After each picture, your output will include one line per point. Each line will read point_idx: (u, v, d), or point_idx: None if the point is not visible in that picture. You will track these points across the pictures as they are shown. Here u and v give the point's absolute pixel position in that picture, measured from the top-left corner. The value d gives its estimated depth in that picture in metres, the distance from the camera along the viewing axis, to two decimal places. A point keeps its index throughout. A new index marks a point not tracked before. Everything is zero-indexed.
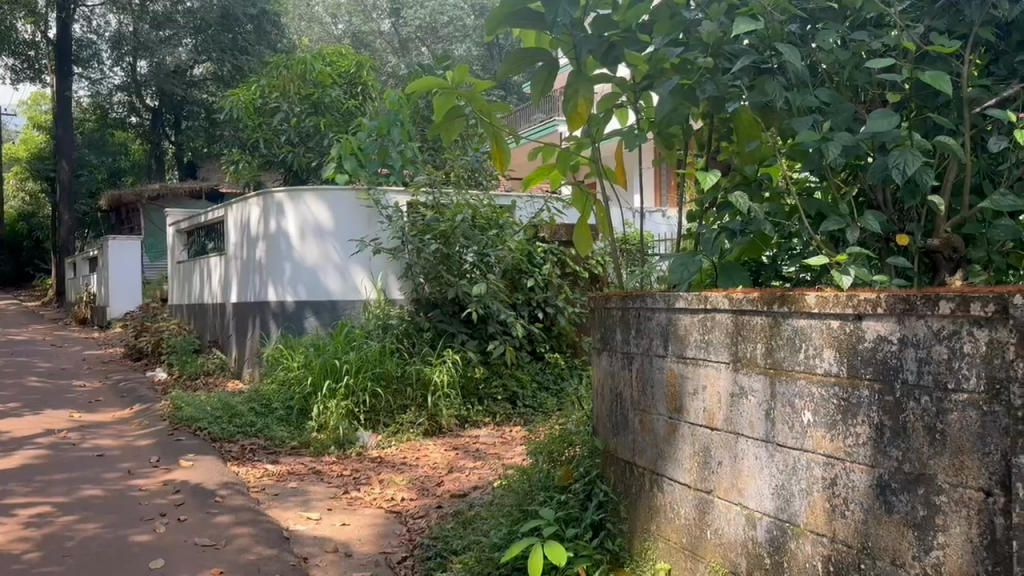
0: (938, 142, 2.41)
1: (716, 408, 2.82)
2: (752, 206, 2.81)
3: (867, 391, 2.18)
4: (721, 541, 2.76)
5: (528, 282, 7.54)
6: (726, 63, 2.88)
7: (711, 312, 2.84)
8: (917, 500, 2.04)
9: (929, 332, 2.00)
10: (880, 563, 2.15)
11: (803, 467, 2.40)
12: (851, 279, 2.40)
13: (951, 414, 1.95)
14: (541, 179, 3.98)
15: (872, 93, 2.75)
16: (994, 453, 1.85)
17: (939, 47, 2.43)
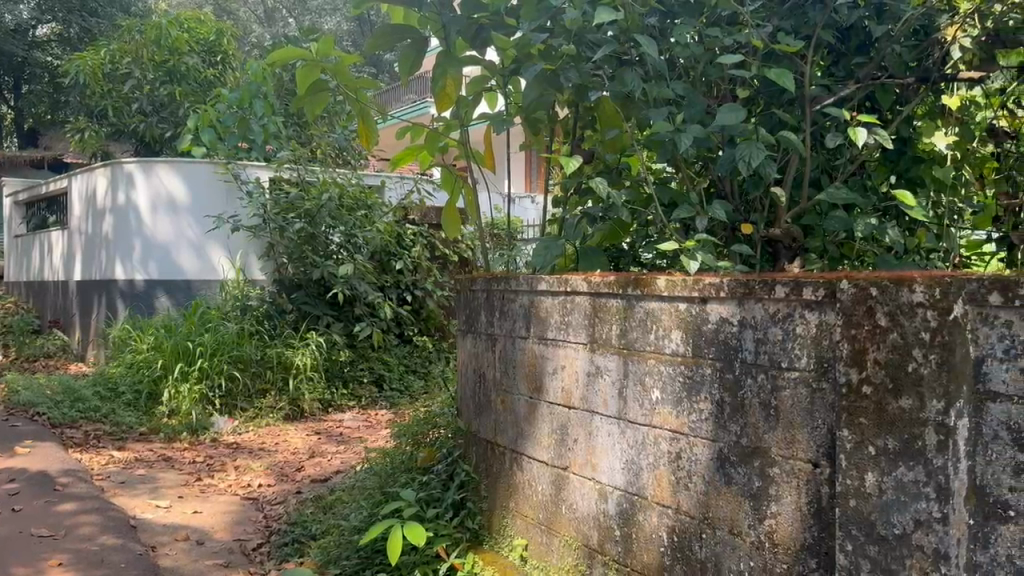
0: (781, 137, 2.55)
1: (573, 386, 2.89)
2: (611, 192, 2.91)
3: (709, 369, 2.31)
4: (575, 516, 2.85)
5: (396, 264, 7.45)
6: (587, 52, 2.93)
7: (570, 295, 2.90)
8: (753, 472, 2.17)
9: (766, 315, 2.13)
10: (719, 532, 2.27)
11: (651, 442, 2.51)
12: (698, 263, 2.51)
13: (784, 391, 2.09)
14: (409, 159, 3.93)
15: (723, 89, 2.87)
16: (820, 427, 1.99)
17: (784, 47, 2.56)
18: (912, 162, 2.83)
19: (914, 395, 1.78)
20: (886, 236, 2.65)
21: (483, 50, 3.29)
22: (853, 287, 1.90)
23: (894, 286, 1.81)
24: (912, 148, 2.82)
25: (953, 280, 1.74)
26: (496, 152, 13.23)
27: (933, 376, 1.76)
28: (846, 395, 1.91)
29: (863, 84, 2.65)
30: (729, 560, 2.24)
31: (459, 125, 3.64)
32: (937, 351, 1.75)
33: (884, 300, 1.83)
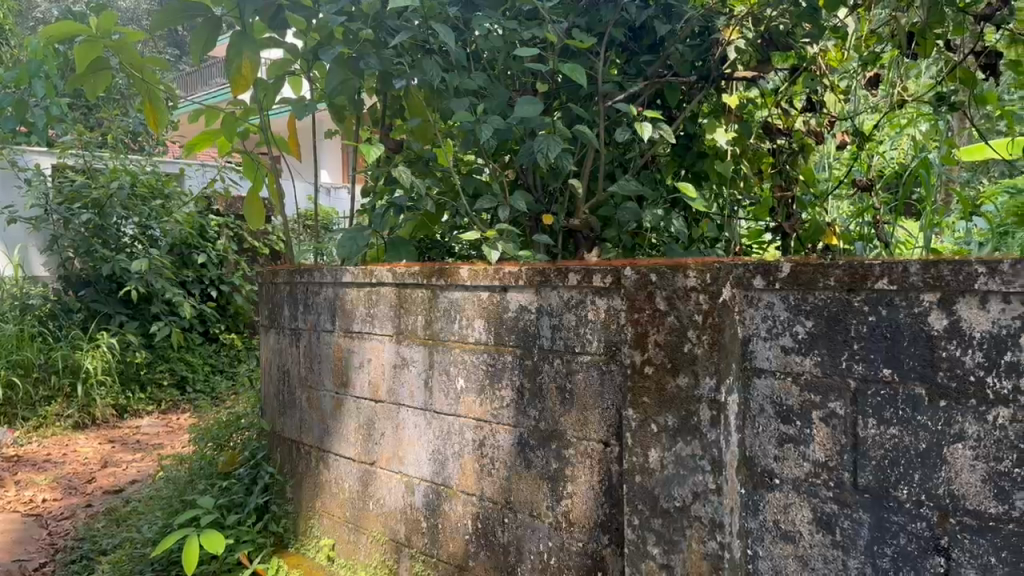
0: (576, 130, 2.60)
1: (379, 379, 2.85)
2: (415, 182, 2.75)
3: (511, 356, 2.34)
4: (382, 511, 2.81)
5: (199, 258, 7.14)
6: (386, 37, 2.84)
7: (375, 286, 2.85)
8: (550, 455, 2.23)
9: (560, 302, 2.20)
10: (520, 515, 2.32)
11: (456, 431, 2.51)
12: (499, 253, 2.49)
13: (577, 374, 2.16)
14: (206, 144, 3.71)
15: (522, 82, 2.89)
16: (610, 408, 2.08)
17: (578, 42, 2.59)
18: (696, 158, 3.01)
19: (690, 373, 1.88)
20: (671, 226, 2.80)
21: (282, 32, 3.15)
22: (635, 273, 1.99)
23: (670, 272, 1.91)
24: (697, 143, 2.99)
25: (721, 264, 1.85)
26: (305, 141, 12.93)
27: (705, 355, 1.85)
28: (631, 375, 2.01)
29: (651, 81, 2.75)
30: (530, 542, 2.29)
31: (259, 110, 3.47)
32: (708, 333, 1.85)
33: (662, 285, 1.93)
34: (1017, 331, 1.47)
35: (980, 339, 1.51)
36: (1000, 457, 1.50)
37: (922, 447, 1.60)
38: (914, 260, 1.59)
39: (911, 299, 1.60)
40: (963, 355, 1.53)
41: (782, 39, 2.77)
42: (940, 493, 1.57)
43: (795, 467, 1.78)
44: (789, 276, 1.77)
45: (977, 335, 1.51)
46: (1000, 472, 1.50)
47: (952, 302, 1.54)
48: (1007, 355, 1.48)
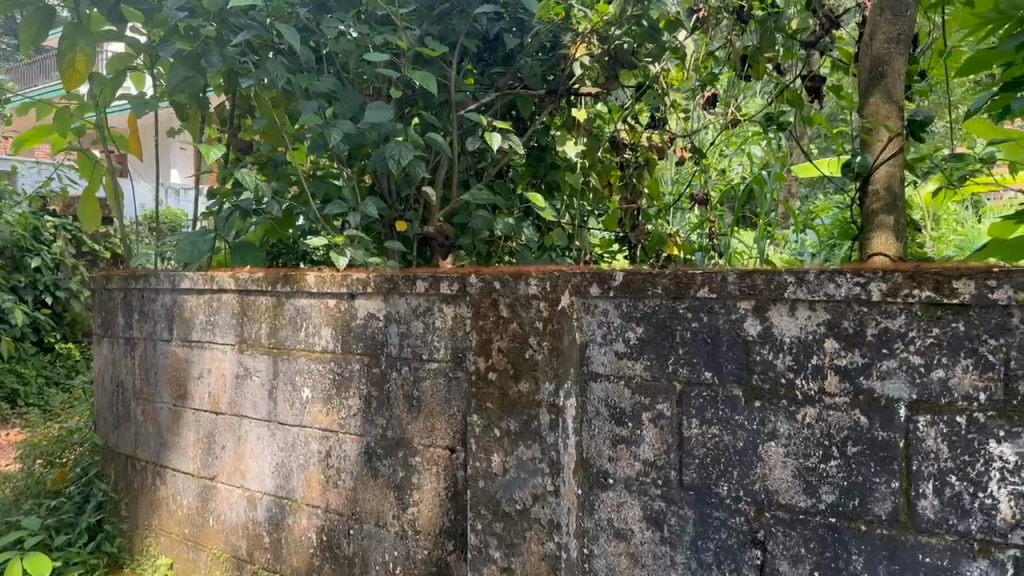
0: (429, 139, 2.55)
1: (220, 390, 2.75)
2: (259, 186, 2.65)
3: (358, 364, 2.32)
4: (223, 527, 2.71)
5: (33, 262, 6.67)
6: (230, 35, 2.72)
7: (217, 293, 2.75)
8: (397, 463, 2.22)
9: (408, 309, 2.19)
10: (366, 526, 2.29)
11: (301, 443, 2.46)
12: (347, 258, 2.46)
13: (425, 381, 2.16)
14: (37, 141, 3.48)
15: (374, 87, 2.83)
16: (456, 414, 2.09)
17: (430, 50, 2.52)
18: (550, 169, 3.04)
19: (530, 379, 1.93)
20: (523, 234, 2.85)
21: (121, 25, 3.00)
22: (480, 281, 2.01)
23: (513, 280, 1.95)
24: (551, 155, 3.04)
25: (560, 273, 1.90)
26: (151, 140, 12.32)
27: (546, 361, 1.91)
28: (475, 381, 2.04)
29: (501, 93, 2.79)
30: (376, 552, 2.27)
31: (96, 106, 3.29)
32: (548, 338, 1.90)
33: (505, 292, 1.97)
34: (822, 336, 1.57)
35: (790, 343, 1.60)
36: (808, 454, 1.58)
37: (740, 445, 1.67)
38: (731, 270, 1.68)
39: (728, 307, 1.68)
40: (775, 359, 1.62)
41: (628, 57, 2.84)
42: (757, 489, 1.65)
43: (628, 466, 1.83)
44: (622, 284, 1.83)
45: (787, 340, 1.61)
46: (808, 468, 1.58)
47: (765, 311, 1.64)
48: (813, 359, 1.58)
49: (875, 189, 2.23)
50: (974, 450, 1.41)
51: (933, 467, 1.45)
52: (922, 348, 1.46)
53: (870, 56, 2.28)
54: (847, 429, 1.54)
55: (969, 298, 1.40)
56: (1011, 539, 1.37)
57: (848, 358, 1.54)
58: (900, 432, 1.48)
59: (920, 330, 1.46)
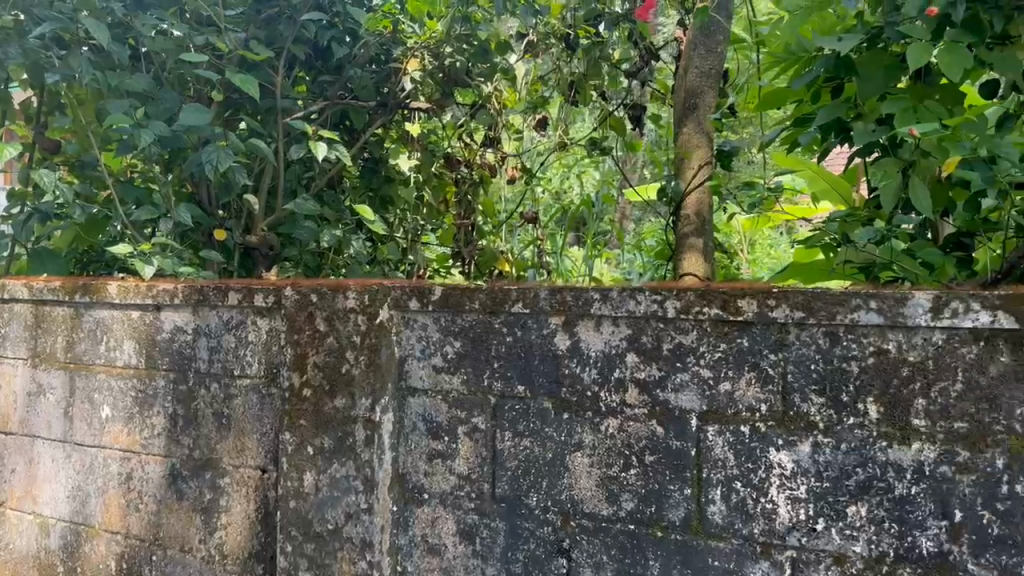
0: (251, 144, 2.42)
1: (11, 408, 2.53)
2: (58, 187, 2.47)
3: (163, 381, 2.19)
4: (12, 556, 2.50)
5: None
6: (32, 26, 2.52)
7: (8, 302, 2.54)
8: (204, 485, 2.12)
9: (219, 322, 2.08)
10: (169, 552, 2.17)
11: (99, 465, 2.30)
12: (153, 268, 2.32)
13: (236, 399, 2.07)
14: None
15: (195, 90, 2.67)
16: (267, 433, 2.02)
17: (251, 54, 2.41)
18: (383, 181, 2.92)
19: (346, 395, 1.82)
20: (349, 248, 2.76)
21: None
22: (296, 293, 1.91)
23: (330, 292, 1.86)
24: (383, 166, 2.92)
25: (378, 287, 1.81)
26: None
27: (363, 375, 1.81)
28: (289, 399, 1.92)
29: (330, 102, 2.66)
30: None
31: None
32: (365, 353, 1.81)
33: (322, 306, 1.87)
34: (624, 350, 1.58)
35: (595, 357, 1.61)
36: (610, 463, 1.60)
37: (548, 456, 1.66)
38: (544, 285, 1.65)
39: (541, 322, 1.66)
40: (581, 372, 1.62)
41: (462, 76, 2.75)
42: (563, 498, 1.65)
43: (442, 481, 1.78)
44: (441, 298, 1.75)
45: (593, 354, 1.61)
46: (610, 477, 1.60)
47: (574, 326, 1.63)
48: (616, 371, 1.59)
49: (687, 213, 2.33)
50: (756, 458, 1.46)
51: (721, 474, 1.49)
52: (713, 362, 1.49)
53: (683, 88, 2.40)
54: (645, 439, 1.56)
55: (752, 315, 1.45)
56: (789, 542, 1.43)
57: (646, 372, 1.56)
58: (692, 441, 1.51)
59: (709, 345, 1.50)
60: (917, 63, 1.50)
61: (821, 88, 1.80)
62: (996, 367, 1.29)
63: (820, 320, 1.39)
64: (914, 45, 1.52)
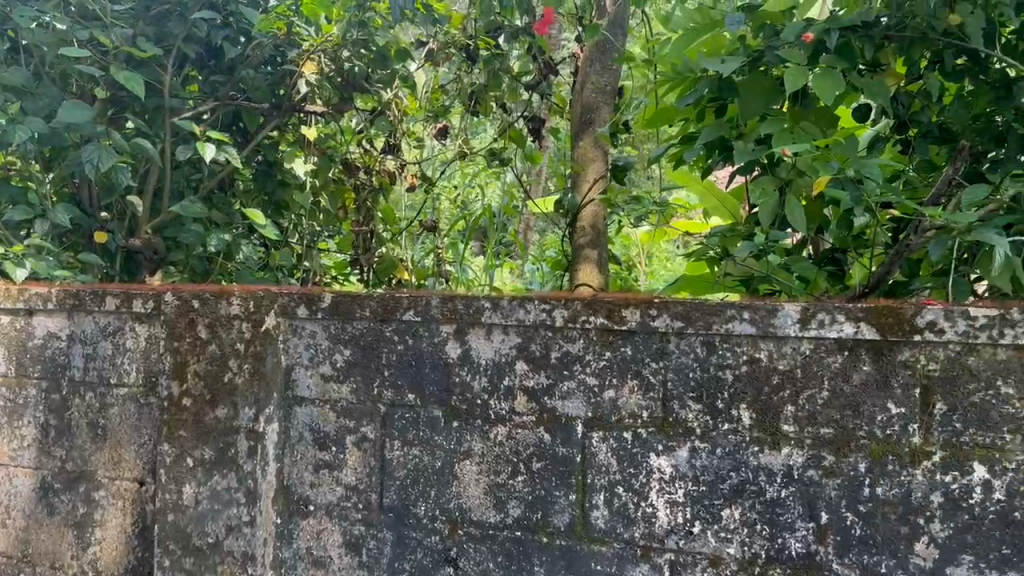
0: (135, 144, 2.21)
1: None
2: None
3: (34, 390, 2.08)
4: None
5: None
6: None
7: None
8: (78, 499, 2.02)
9: (96, 329, 1.99)
10: (39, 568, 2.07)
11: None
12: (26, 271, 2.17)
13: (112, 409, 1.98)
14: None
15: (77, 88, 2.40)
16: (146, 444, 1.95)
17: (134, 49, 2.15)
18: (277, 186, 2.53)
19: (229, 404, 1.66)
20: (238, 252, 2.44)
21: None
22: (175, 298, 1.71)
23: (213, 298, 1.68)
24: (277, 169, 2.51)
25: (263, 292, 1.64)
26: None
27: (245, 385, 1.64)
28: (168, 408, 1.73)
29: (218, 103, 2.35)
30: None
31: None
32: (250, 361, 1.64)
33: (204, 312, 1.69)
34: (512, 358, 1.48)
35: (485, 365, 1.50)
36: (498, 470, 1.51)
37: (437, 465, 1.55)
38: (435, 293, 1.53)
39: (432, 330, 1.54)
40: (472, 380, 1.51)
41: (362, 81, 2.44)
42: (451, 507, 1.54)
43: (329, 492, 1.64)
44: (330, 306, 1.61)
45: (483, 361, 1.50)
46: (497, 484, 1.51)
47: (465, 334, 1.52)
48: (505, 380, 1.49)
49: (582, 224, 2.32)
50: (637, 463, 1.42)
51: (605, 479, 1.44)
52: (598, 370, 1.43)
53: (580, 103, 2.38)
54: (533, 446, 1.48)
55: (636, 325, 1.40)
56: (667, 544, 1.40)
57: (534, 380, 1.47)
58: (578, 447, 1.45)
59: (595, 353, 1.43)
60: (795, 88, 1.52)
61: (706, 107, 1.81)
62: (858, 376, 1.29)
63: (697, 330, 1.36)
64: (791, 69, 1.55)
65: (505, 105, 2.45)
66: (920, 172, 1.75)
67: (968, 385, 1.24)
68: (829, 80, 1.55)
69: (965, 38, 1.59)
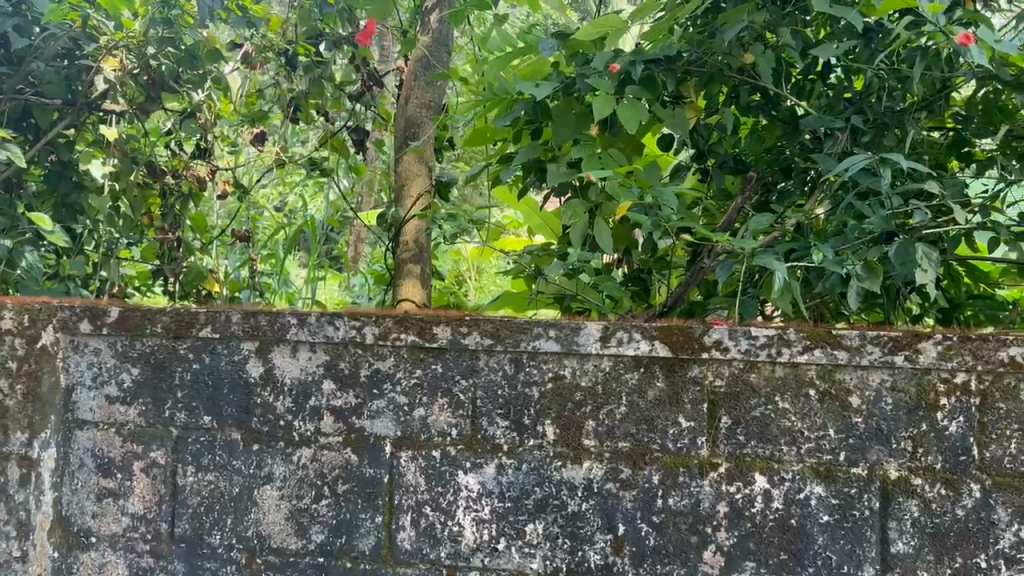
0: None
1: None
2: None
3: None
4: None
5: None
6: None
7: None
8: None
9: None
10: None
11: None
12: None
13: None
14: None
15: None
16: None
17: None
18: (74, 188, 2.20)
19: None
20: (22, 261, 2.00)
21: None
22: None
23: None
24: (70, 171, 2.18)
25: (40, 304, 1.50)
26: None
27: (18, 408, 1.49)
28: None
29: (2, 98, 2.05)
30: None
31: None
32: (22, 382, 1.49)
33: None
34: (320, 378, 1.44)
35: (290, 385, 1.44)
36: (300, 495, 1.45)
37: (235, 491, 1.47)
38: (236, 308, 1.46)
39: (232, 347, 1.47)
40: (275, 401, 1.45)
41: (169, 82, 2.19)
42: (249, 535, 1.47)
43: (112, 523, 1.51)
44: (117, 321, 1.49)
45: (287, 381, 1.45)
46: (299, 509, 1.45)
47: (268, 351, 1.45)
48: (311, 400, 1.44)
49: (406, 239, 2.15)
50: (446, 482, 1.40)
51: (411, 500, 1.41)
52: (407, 389, 1.41)
53: (403, 117, 2.23)
54: (338, 468, 1.43)
55: (446, 342, 1.39)
56: (472, 563, 1.39)
57: (342, 400, 1.43)
58: (385, 468, 1.42)
59: (405, 371, 1.41)
60: (602, 115, 1.58)
61: (523, 128, 1.80)
62: (654, 392, 1.35)
63: (506, 348, 1.37)
64: (599, 97, 1.60)
65: (326, 113, 2.32)
66: (717, 199, 1.85)
67: (750, 401, 1.32)
68: (633, 109, 1.61)
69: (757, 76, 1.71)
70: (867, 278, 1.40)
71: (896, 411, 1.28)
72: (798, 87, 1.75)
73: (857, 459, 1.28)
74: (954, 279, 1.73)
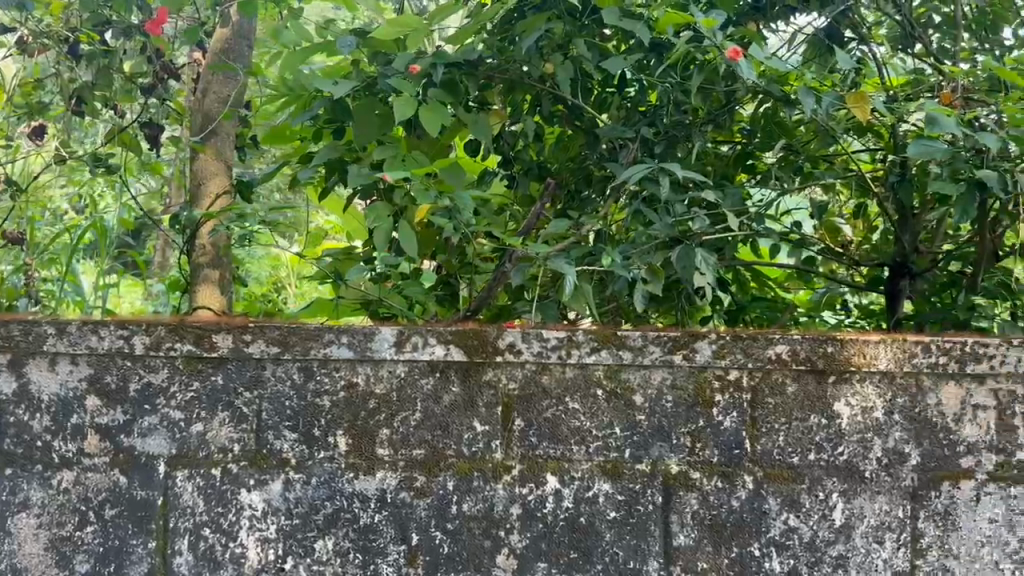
0: None
1: None
2: None
3: None
4: None
5: None
6: None
7: None
8: None
9: None
10: None
11: None
12: None
13: None
14: None
15: None
16: None
17: None
18: None
19: None
20: None
21: None
22: None
23: None
24: None
25: None
26: None
27: None
28: None
29: None
30: None
31: None
32: None
33: None
34: (83, 393, 1.32)
35: (47, 403, 1.32)
36: (62, 522, 1.32)
37: None
38: None
39: None
40: (30, 420, 1.32)
41: None
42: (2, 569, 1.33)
43: None
44: None
45: (44, 399, 1.32)
46: (61, 538, 1.32)
47: (22, 365, 1.32)
48: (72, 418, 1.32)
49: (203, 242, 2.02)
50: (226, 501, 1.31)
51: (189, 522, 1.31)
52: (183, 403, 1.32)
53: (200, 112, 2.10)
54: (105, 491, 1.32)
55: (227, 351, 1.31)
56: None
57: (109, 417, 1.32)
58: (159, 489, 1.32)
59: (181, 384, 1.32)
60: (402, 117, 1.53)
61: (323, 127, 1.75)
62: (448, 397, 1.33)
63: (294, 356, 1.31)
64: (401, 98, 1.55)
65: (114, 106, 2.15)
66: (521, 205, 1.87)
67: (542, 403, 1.33)
68: (435, 112, 1.58)
69: (558, 86, 1.74)
70: (651, 281, 1.45)
71: (676, 408, 1.33)
72: (600, 99, 1.79)
73: (641, 455, 1.32)
74: (741, 282, 1.84)
